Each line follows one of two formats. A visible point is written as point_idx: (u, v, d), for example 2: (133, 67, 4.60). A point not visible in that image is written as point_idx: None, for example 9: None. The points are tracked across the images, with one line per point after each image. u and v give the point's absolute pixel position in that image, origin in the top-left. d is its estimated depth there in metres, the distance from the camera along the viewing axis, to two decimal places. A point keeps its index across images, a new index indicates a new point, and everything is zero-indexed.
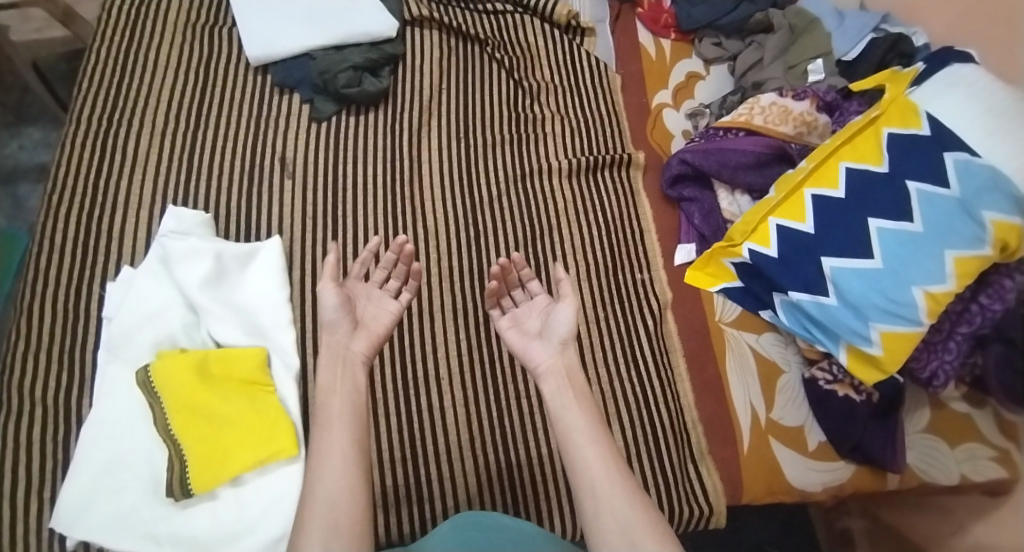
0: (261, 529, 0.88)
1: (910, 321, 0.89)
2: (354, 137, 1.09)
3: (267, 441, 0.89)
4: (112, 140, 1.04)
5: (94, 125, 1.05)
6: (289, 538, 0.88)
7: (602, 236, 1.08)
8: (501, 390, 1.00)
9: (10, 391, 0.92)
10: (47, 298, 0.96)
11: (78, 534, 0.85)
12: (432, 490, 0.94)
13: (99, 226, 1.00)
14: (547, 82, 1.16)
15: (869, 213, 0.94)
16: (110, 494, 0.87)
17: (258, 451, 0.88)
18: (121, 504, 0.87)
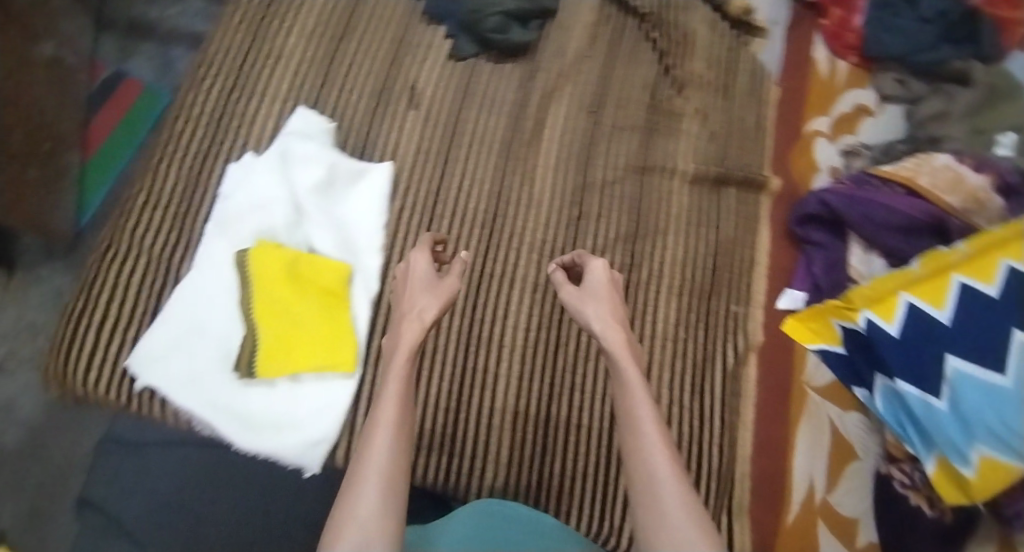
0: (305, 429, 0.90)
1: (1019, 455, 0.78)
2: (487, 83, 1.05)
3: (331, 352, 0.91)
4: (264, 29, 1.06)
5: (250, 11, 1.07)
6: (327, 445, 0.90)
7: (708, 255, 0.99)
8: (560, 375, 0.96)
9: (121, 235, 0.96)
10: (168, 161, 0.99)
11: (149, 380, 0.91)
12: (464, 448, 0.92)
13: (231, 107, 1.01)
14: (700, 75, 1.06)
15: (1018, 323, 0.80)
16: (183, 354, 0.92)
17: (320, 357, 0.91)
18: (191, 365, 0.91)
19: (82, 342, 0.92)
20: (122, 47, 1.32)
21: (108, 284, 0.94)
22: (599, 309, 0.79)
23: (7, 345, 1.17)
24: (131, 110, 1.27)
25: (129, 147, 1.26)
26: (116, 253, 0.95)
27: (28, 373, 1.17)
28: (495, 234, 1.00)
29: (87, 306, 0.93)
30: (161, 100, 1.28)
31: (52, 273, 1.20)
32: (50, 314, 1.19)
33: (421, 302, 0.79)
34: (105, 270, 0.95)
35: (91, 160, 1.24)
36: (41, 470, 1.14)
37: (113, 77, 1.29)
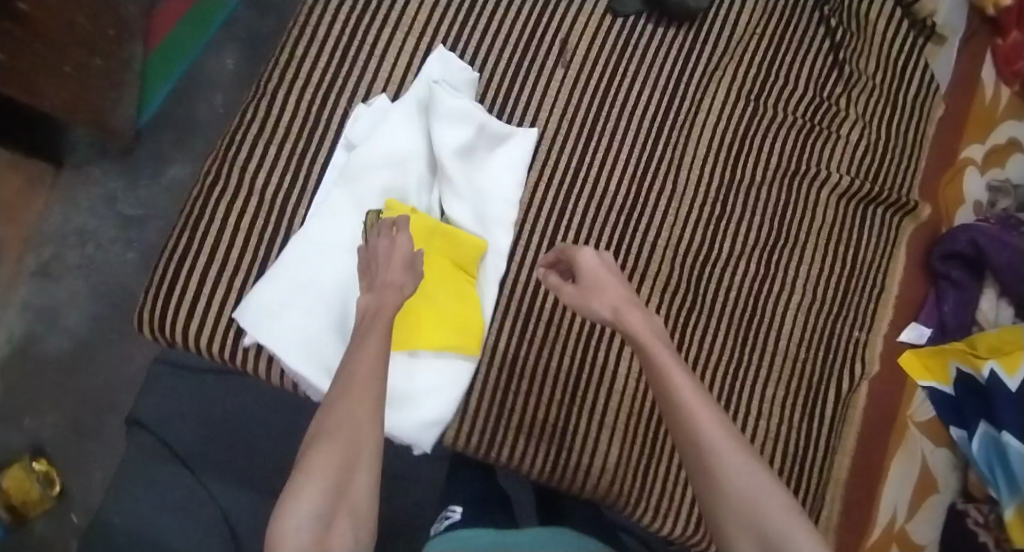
0: (419, 408, 0.83)
1: None
2: (644, 48, 0.95)
3: (460, 332, 0.83)
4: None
5: None
6: (442, 427, 0.84)
7: (843, 274, 0.95)
8: None
9: (231, 170, 0.87)
10: (284, 90, 0.89)
11: (258, 335, 0.82)
12: (574, 443, 0.89)
13: (362, 35, 0.91)
14: (868, 76, 0.99)
15: None
16: (297, 312, 0.83)
17: (449, 336, 0.83)
18: (305, 325, 0.83)
19: (183, 288, 0.85)
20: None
21: (213, 225, 0.86)
22: (604, 297, 0.69)
23: (55, 247, 1.14)
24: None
25: (198, 43, 1.21)
26: (223, 191, 0.87)
27: (77, 282, 1.14)
28: (633, 219, 0.92)
29: (189, 247, 0.86)
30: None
31: (109, 174, 1.17)
32: (111, 223, 1.16)
33: (400, 278, 0.73)
34: (209, 209, 0.86)
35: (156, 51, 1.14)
36: (78, 388, 1.13)
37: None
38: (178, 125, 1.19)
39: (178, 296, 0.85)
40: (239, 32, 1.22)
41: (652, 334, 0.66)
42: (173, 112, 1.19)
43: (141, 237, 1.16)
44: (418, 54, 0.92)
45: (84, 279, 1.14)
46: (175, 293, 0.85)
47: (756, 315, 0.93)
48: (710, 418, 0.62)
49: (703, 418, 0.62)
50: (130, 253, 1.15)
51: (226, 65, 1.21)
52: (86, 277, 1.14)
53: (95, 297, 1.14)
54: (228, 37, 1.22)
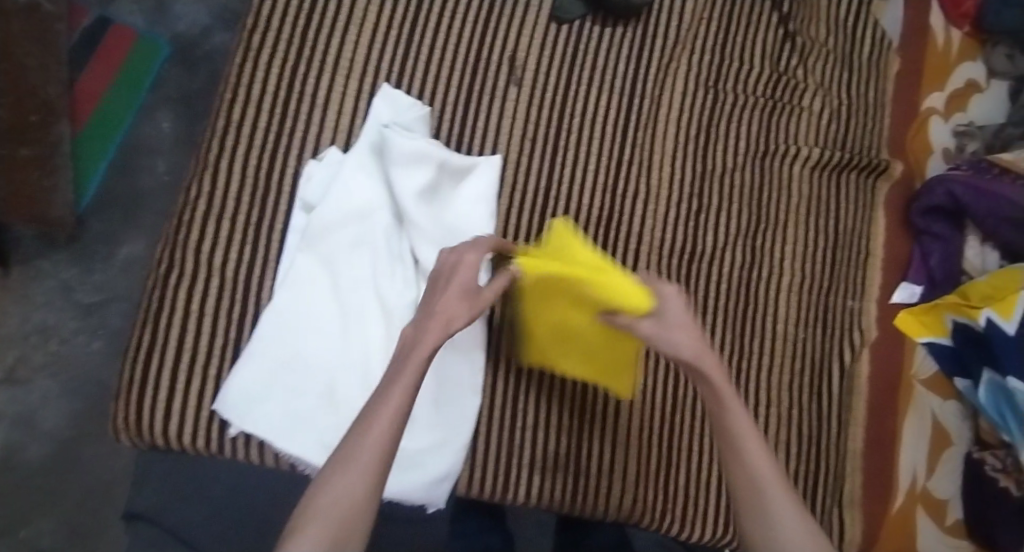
0: (426, 465, 0.82)
1: None
2: (594, 52, 0.93)
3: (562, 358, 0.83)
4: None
5: None
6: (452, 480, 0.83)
7: (828, 247, 0.94)
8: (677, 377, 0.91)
9: (188, 251, 0.84)
10: (225, 159, 0.85)
11: (243, 424, 0.80)
12: (590, 466, 0.88)
13: (302, 84, 0.87)
14: (822, 43, 0.98)
15: None
16: (286, 390, 0.81)
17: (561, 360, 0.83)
18: (293, 404, 0.81)
19: (156, 385, 0.81)
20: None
21: (176, 313, 0.82)
22: (687, 339, 0.69)
23: (17, 350, 1.09)
24: (126, 64, 1.15)
25: (130, 110, 1.15)
26: (180, 276, 0.83)
27: (46, 381, 1.09)
28: (613, 228, 0.89)
29: (155, 341, 0.82)
30: (161, 54, 1.16)
31: (57, 264, 1.11)
32: (71, 315, 1.10)
33: (453, 308, 0.66)
34: (170, 298, 0.83)
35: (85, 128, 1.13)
36: (69, 487, 1.07)
37: (98, 23, 1.16)
38: (123, 199, 1.13)
39: (155, 391, 0.81)
40: (173, 93, 1.16)
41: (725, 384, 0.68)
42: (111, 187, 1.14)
43: (106, 324, 1.10)
44: (364, 96, 0.88)
45: (53, 378, 1.09)
46: (151, 388, 0.81)
47: (752, 305, 0.90)
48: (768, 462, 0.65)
49: (762, 457, 0.65)
50: (96, 342, 1.10)
51: (163, 129, 1.14)
52: (56, 375, 1.09)
53: (67, 395, 1.09)
54: (161, 99, 1.16)
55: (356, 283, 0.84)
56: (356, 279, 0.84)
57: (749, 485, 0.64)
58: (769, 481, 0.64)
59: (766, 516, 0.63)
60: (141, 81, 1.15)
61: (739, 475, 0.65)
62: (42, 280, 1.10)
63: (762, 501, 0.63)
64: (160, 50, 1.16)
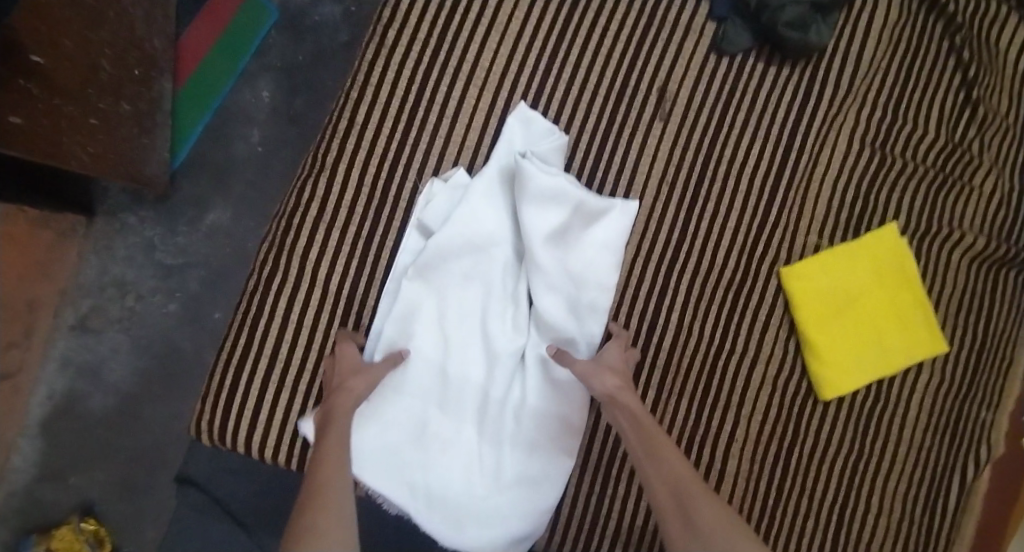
0: (504, 525, 0.76)
1: None
2: (755, 93, 0.83)
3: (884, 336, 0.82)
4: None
5: None
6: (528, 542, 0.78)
7: (973, 346, 0.86)
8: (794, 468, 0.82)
9: (290, 255, 0.77)
10: (343, 163, 0.78)
11: None
12: None
13: (433, 92, 0.79)
14: (1003, 115, 0.87)
15: None
16: (375, 421, 0.75)
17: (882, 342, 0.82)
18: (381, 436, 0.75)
19: (243, 394, 0.77)
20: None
21: (272, 323, 0.77)
22: (607, 376, 0.72)
23: (90, 299, 1.02)
24: (231, 26, 1.05)
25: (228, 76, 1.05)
26: (282, 284, 0.77)
27: (118, 335, 1.02)
28: (742, 295, 0.82)
29: (249, 348, 0.77)
30: (268, 19, 1.05)
31: (141, 220, 1.03)
32: (149, 272, 1.03)
33: (351, 382, 0.71)
34: (268, 305, 0.77)
35: (184, 90, 1.03)
36: (122, 448, 1.02)
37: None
38: (213, 161, 1.04)
39: (242, 400, 0.77)
40: (275, 61, 1.06)
41: (642, 411, 0.70)
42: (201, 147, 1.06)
43: (184, 287, 1.03)
44: (500, 114, 0.80)
45: (124, 332, 1.02)
46: (238, 396, 0.76)
47: (882, 399, 0.84)
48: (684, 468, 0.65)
49: (687, 477, 0.65)
50: (171, 304, 1.03)
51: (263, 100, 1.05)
52: (128, 330, 1.02)
53: (138, 352, 1.02)
54: (262, 66, 1.06)
55: (463, 321, 0.78)
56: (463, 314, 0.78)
57: (672, 500, 0.63)
58: (690, 482, 0.64)
59: (698, 529, 0.61)
60: (245, 46, 1.05)
61: (668, 495, 0.64)
62: (123, 234, 1.02)
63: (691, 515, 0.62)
64: (268, 16, 1.05)
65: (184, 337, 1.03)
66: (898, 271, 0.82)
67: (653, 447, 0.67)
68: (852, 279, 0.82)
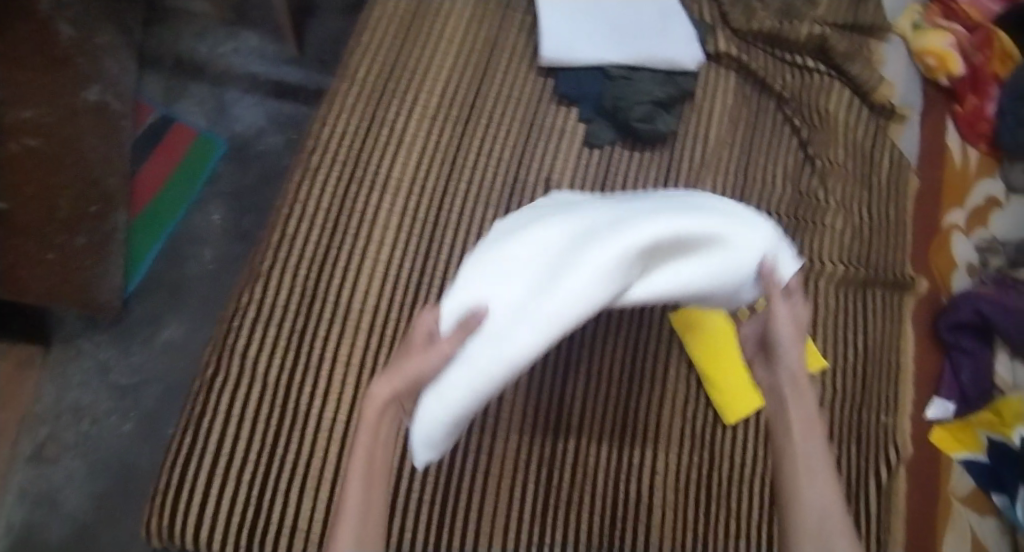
0: None
1: None
2: (625, 172, 0.97)
3: None
4: (386, 109, 0.95)
5: (374, 89, 0.96)
6: None
7: (857, 361, 0.96)
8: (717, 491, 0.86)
9: (231, 356, 0.85)
10: (277, 268, 0.88)
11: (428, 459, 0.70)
12: None
13: (351, 202, 0.90)
14: (842, 165, 1.02)
15: None
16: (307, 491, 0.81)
17: None
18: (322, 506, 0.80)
19: (189, 490, 0.81)
20: (171, 88, 1.19)
21: (214, 419, 0.83)
22: (790, 337, 0.72)
23: (48, 429, 1.06)
24: (184, 158, 1.16)
25: (181, 205, 1.15)
26: (224, 381, 0.84)
27: (74, 462, 1.05)
28: (642, 339, 0.90)
29: (195, 444, 0.82)
30: (216, 150, 1.17)
31: (98, 344, 1.10)
32: (104, 397, 1.08)
33: (425, 371, 0.66)
34: (214, 403, 0.83)
35: (139, 217, 1.13)
36: None
37: (161, 120, 1.17)
38: (167, 288, 1.12)
39: (188, 495, 0.81)
40: (225, 189, 1.16)
41: (800, 384, 0.71)
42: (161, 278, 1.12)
43: (139, 405, 1.08)
44: (414, 209, 0.91)
45: (79, 459, 1.05)
46: (184, 491, 0.81)
47: None
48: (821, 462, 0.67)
49: (819, 466, 0.67)
50: (126, 426, 1.07)
51: (212, 223, 1.14)
52: (83, 456, 1.05)
53: (93, 477, 1.05)
54: (212, 194, 1.16)
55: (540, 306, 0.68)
56: None
57: (791, 459, 0.68)
58: (817, 470, 0.67)
59: (803, 497, 0.66)
60: (195, 176, 1.16)
61: (788, 465, 0.68)
62: (80, 360, 1.09)
63: (800, 487, 0.66)
64: (216, 149, 1.17)
65: (139, 458, 1.06)
66: None
67: (791, 423, 0.70)
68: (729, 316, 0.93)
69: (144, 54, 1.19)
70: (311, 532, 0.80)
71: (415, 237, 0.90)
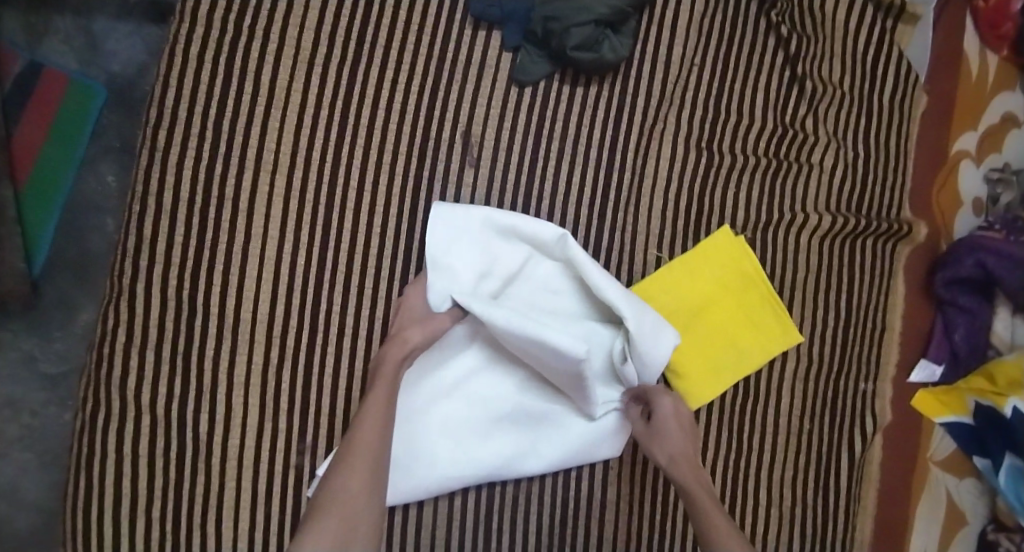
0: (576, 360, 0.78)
1: None
2: (565, 118, 0.78)
3: (751, 338, 0.80)
4: (242, 55, 0.73)
5: (228, 30, 0.73)
6: None
7: (838, 323, 0.84)
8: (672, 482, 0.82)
9: (106, 389, 0.73)
10: (143, 281, 0.72)
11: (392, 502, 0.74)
12: None
13: (224, 186, 0.73)
14: (836, 86, 0.82)
15: None
16: (226, 527, 0.74)
17: (749, 345, 0.80)
18: (240, 535, 0.75)
19: (91, 537, 0.73)
20: (33, 24, 0.92)
21: (105, 461, 0.73)
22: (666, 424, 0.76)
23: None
24: (63, 113, 0.92)
25: (71, 166, 0.92)
26: (107, 419, 0.72)
27: (23, 455, 0.93)
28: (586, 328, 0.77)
29: (87, 491, 0.73)
30: (98, 101, 0.92)
31: (11, 335, 0.93)
32: (34, 385, 0.93)
33: (419, 335, 0.72)
34: (98, 444, 0.73)
35: (27, 187, 0.91)
36: None
37: (29, 69, 0.91)
38: (63, 262, 0.94)
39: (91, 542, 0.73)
40: (115, 141, 0.93)
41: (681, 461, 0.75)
42: (64, 254, 0.93)
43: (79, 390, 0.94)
44: (306, 197, 0.74)
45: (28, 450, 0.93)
46: (85, 539, 0.73)
47: (752, 397, 0.82)
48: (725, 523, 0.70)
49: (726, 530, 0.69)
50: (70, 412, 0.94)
51: (108, 185, 0.93)
52: (31, 447, 0.93)
53: (48, 466, 0.93)
54: (103, 150, 0.94)
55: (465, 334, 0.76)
56: (295, 404, 0.75)
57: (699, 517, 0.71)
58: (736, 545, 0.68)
59: None
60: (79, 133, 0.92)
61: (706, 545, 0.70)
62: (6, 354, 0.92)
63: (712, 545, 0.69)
64: (96, 97, 0.92)
65: None
66: (749, 269, 0.80)
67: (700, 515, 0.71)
68: (692, 294, 0.79)
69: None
70: None
71: (305, 228, 0.74)
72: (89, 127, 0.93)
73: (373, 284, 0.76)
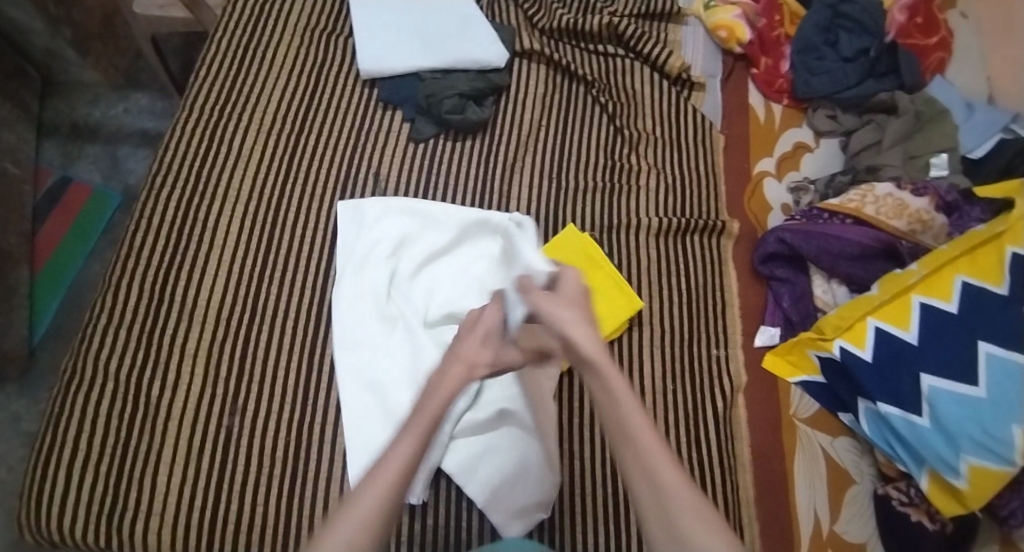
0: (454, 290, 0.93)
1: (954, 475, 0.87)
2: (448, 161, 1.07)
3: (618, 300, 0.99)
4: (217, 129, 1.06)
5: (206, 115, 1.07)
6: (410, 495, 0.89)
7: (683, 299, 1.02)
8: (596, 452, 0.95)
9: (82, 363, 0.93)
10: (124, 280, 0.97)
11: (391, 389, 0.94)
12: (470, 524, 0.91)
13: (195, 213, 1.01)
14: (649, 133, 1.11)
15: (922, 367, 0.92)
16: (168, 471, 0.90)
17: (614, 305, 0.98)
18: (172, 484, 0.89)
19: (52, 483, 0.89)
20: (69, 153, 1.29)
21: (71, 422, 0.91)
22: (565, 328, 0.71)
23: None
24: (79, 216, 1.24)
25: (81, 251, 1.22)
26: (78, 386, 0.92)
27: None
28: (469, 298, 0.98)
29: (54, 442, 0.90)
30: (112, 204, 1.26)
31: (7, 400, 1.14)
32: (13, 445, 1.12)
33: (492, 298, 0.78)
34: (70, 403, 0.91)
35: (42, 271, 1.20)
36: None
37: (59, 182, 1.26)
38: (69, 332, 1.18)
39: (49, 488, 0.88)
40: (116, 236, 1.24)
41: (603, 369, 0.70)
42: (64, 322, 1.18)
43: None
44: (257, 219, 1.02)
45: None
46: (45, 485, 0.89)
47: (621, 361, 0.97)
48: (647, 460, 0.64)
49: (658, 468, 0.64)
50: None
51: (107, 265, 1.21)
52: None
53: None
54: (111, 242, 1.23)
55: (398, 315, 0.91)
56: (234, 368, 0.94)
57: (626, 444, 0.65)
58: (656, 464, 0.64)
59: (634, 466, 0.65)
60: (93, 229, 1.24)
61: (639, 476, 0.64)
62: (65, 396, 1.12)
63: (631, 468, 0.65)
64: (111, 202, 1.26)
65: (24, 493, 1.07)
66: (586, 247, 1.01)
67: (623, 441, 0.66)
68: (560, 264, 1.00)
69: (42, 126, 1.31)
70: (166, 507, 0.88)
71: (254, 240, 1.01)
72: (100, 226, 1.24)
73: (303, 277, 0.99)
